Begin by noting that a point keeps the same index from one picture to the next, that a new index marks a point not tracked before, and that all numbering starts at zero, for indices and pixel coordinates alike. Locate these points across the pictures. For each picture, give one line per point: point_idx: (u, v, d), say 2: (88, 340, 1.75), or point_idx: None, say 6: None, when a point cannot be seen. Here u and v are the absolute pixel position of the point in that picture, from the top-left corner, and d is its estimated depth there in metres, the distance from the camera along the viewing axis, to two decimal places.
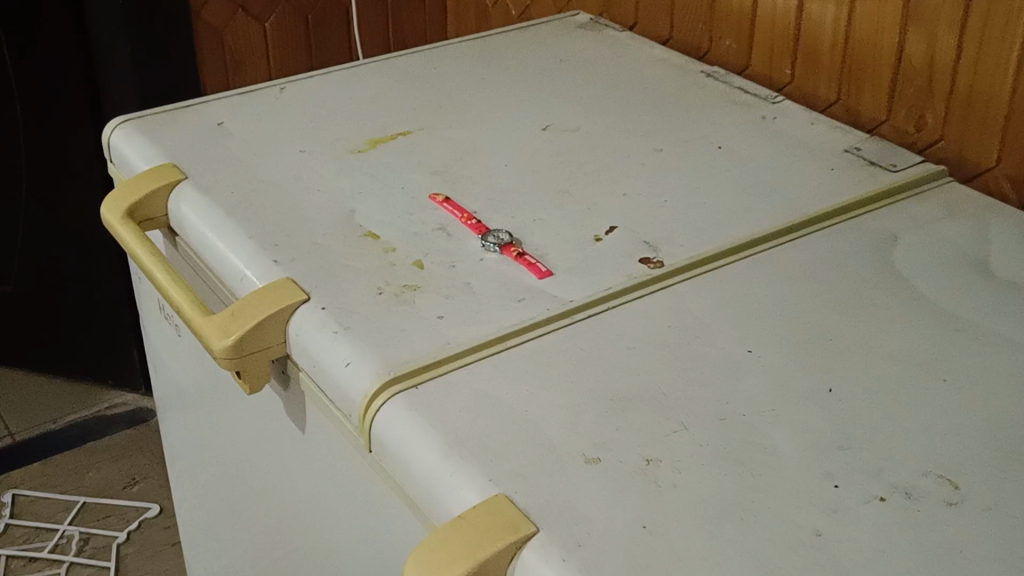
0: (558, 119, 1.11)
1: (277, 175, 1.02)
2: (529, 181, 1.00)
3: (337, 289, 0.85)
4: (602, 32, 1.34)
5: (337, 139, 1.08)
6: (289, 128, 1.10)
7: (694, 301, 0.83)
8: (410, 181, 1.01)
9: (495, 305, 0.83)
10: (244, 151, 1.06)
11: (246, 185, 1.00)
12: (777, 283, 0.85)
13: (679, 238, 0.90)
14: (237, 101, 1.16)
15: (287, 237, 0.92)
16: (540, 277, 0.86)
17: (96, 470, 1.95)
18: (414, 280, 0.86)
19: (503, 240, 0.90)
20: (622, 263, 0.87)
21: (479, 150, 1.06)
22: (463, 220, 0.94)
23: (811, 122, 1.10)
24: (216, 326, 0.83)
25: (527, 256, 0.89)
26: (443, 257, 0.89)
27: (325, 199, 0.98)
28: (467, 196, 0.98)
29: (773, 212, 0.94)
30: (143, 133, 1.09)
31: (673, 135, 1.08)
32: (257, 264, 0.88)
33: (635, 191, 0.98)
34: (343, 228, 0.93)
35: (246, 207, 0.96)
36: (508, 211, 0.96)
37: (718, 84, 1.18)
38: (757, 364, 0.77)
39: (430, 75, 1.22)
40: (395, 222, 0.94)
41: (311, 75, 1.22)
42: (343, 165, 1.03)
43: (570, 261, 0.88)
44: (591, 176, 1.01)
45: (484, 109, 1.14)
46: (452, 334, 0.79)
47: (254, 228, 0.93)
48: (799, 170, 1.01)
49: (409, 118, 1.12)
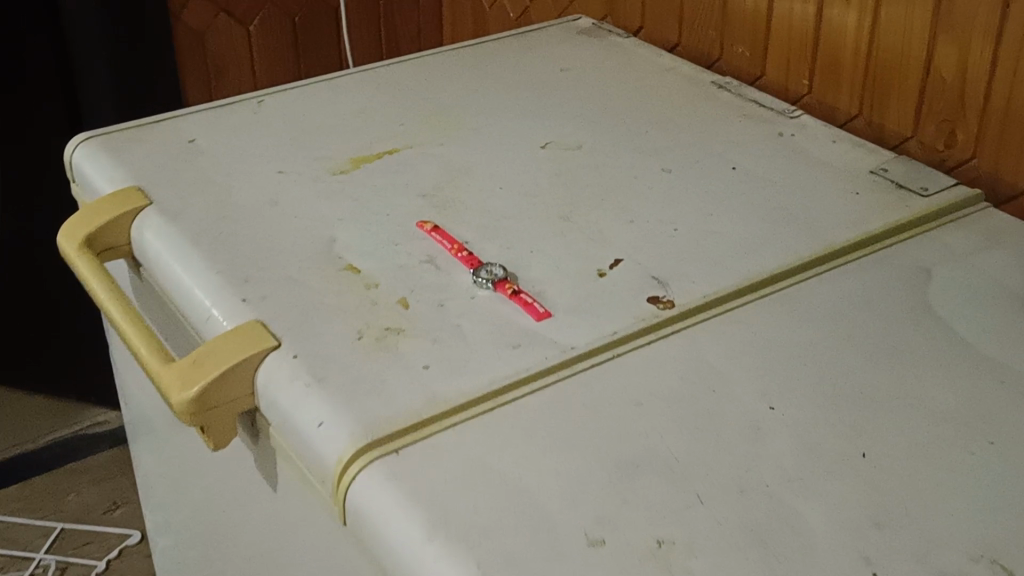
0: (558, 136, 1.02)
1: (250, 199, 0.93)
2: (526, 206, 0.92)
3: (312, 333, 0.76)
4: (606, 38, 1.26)
5: (318, 159, 0.99)
6: (266, 146, 1.01)
7: (710, 349, 0.75)
8: (396, 205, 0.92)
9: (487, 352, 0.74)
10: (216, 171, 0.97)
11: (217, 211, 0.91)
12: (801, 326, 0.77)
13: (691, 274, 0.82)
14: (211, 116, 1.07)
15: (258, 272, 0.83)
16: (537, 318, 0.77)
17: (76, 493, 1.90)
18: (397, 322, 0.78)
19: (497, 275, 0.82)
20: (629, 303, 0.79)
21: (472, 170, 0.97)
22: (453, 251, 0.85)
23: (833, 140, 1.01)
24: (175, 377, 0.75)
25: (523, 294, 0.80)
26: (430, 294, 0.81)
27: (302, 226, 0.89)
28: (457, 223, 0.89)
29: (794, 243, 0.86)
30: (108, 152, 1.00)
31: (683, 154, 0.99)
32: (225, 302, 0.80)
33: (643, 217, 0.90)
34: (321, 261, 0.85)
35: (215, 237, 0.87)
36: (502, 241, 0.87)
37: (731, 97, 1.10)
38: (781, 424, 0.69)
39: (420, 87, 1.13)
40: (379, 253, 0.86)
41: (292, 87, 1.13)
42: (323, 187, 0.95)
43: (571, 301, 0.79)
44: (594, 200, 0.92)
45: (478, 124, 1.05)
46: (439, 387, 0.71)
47: (223, 261, 0.84)
48: (822, 194, 0.93)
49: (396, 134, 1.03)
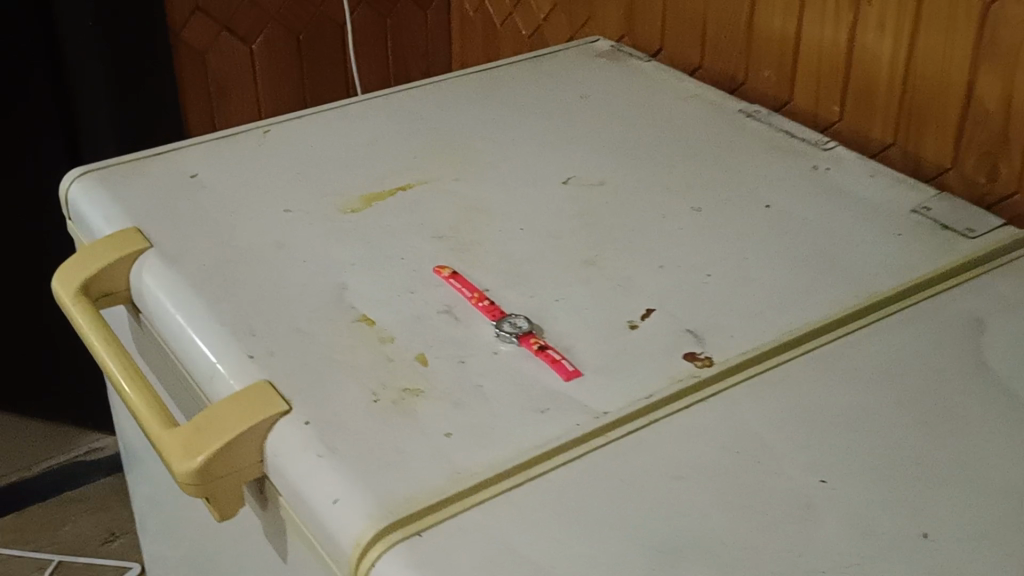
0: (579, 170, 0.97)
1: (256, 239, 0.88)
2: (549, 249, 0.86)
3: (324, 395, 0.71)
4: (625, 61, 1.20)
5: (328, 195, 0.94)
6: (273, 182, 0.96)
7: (752, 413, 0.70)
8: (411, 247, 0.87)
9: (513, 418, 0.69)
10: (219, 209, 0.92)
11: (221, 254, 0.86)
12: (848, 387, 0.72)
13: (728, 328, 0.77)
14: (215, 148, 1.02)
15: (266, 324, 0.78)
16: (566, 378, 0.72)
17: (73, 523, 1.85)
18: (415, 382, 0.72)
19: (522, 328, 0.77)
20: (663, 361, 0.74)
21: (490, 209, 0.92)
22: (473, 301, 0.80)
23: (870, 175, 0.96)
24: (177, 445, 0.70)
25: (550, 350, 0.75)
26: (449, 349, 0.76)
27: (312, 270, 0.84)
28: (476, 268, 0.84)
29: (836, 293, 0.80)
30: (105, 188, 0.95)
31: (712, 191, 0.94)
32: (230, 359, 0.75)
33: (673, 262, 0.85)
34: (332, 310, 0.79)
35: (219, 284, 0.82)
36: (525, 289, 0.82)
37: (760, 127, 1.05)
38: (833, 501, 0.63)
39: (433, 116, 1.08)
40: (393, 302, 0.80)
41: (299, 115, 1.08)
42: (333, 227, 0.89)
43: (601, 358, 0.74)
44: (621, 242, 0.87)
45: (495, 157, 1.00)
46: (463, 459, 0.66)
47: (228, 311, 0.79)
48: (862, 236, 0.87)
49: (409, 168, 0.98)
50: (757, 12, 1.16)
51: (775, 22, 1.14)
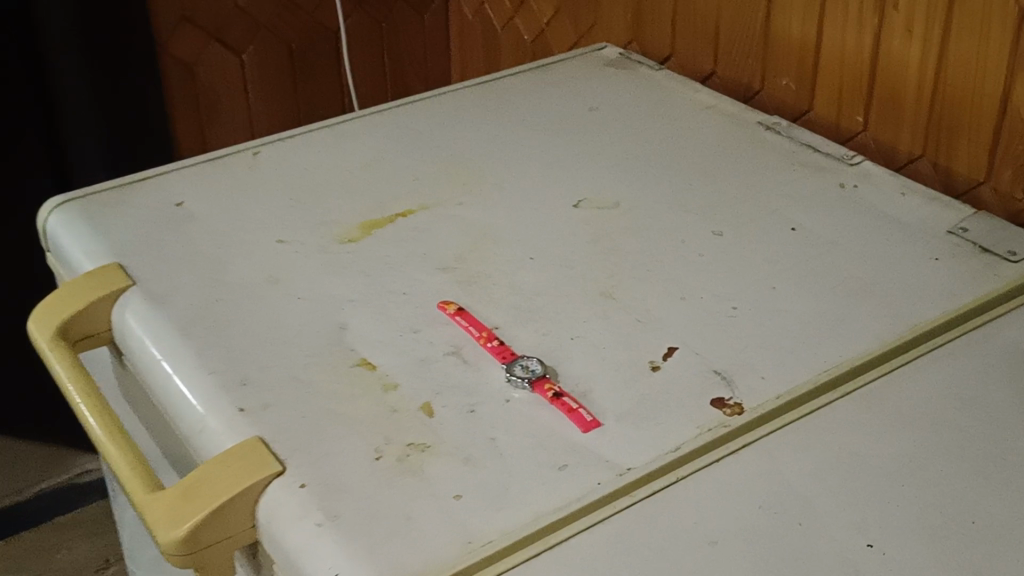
0: (591, 191, 0.91)
1: (247, 275, 0.82)
2: (562, 280, 0.80)
3: (322, 454, 0.65)
4: (635, 69, 1.14)
5: (323, 223, 0.88)
6: (264, 209, 0.90)
7: (789, 466, 0.64)
8: (414, 280, 0.81)
9: (529, 476, 0.63)
10: (208, 242, 0.86)
11: (210, 293, 0.80)
12: (893, 433, 0.66)
13: (759, 368, 0.71)
14: (202, 172, 0.96)
15: (258, 372, 0.72)
16: (586, 429, 0.66)
17: (66, 551, 1.80)
18: (421, 435, 0.66)
19: (535, 372, 0.71)
20: (690, 408, 0.68)
21: (497, 236, 0.86)
22: (481, 341, 0.74)
23: (902, 192, 0.90)
24: (161, 512, 0.64)
25: (565, 397, 0.69)
26: (457, 397, 0.70)
27: (308, 308, 0.78)
28: (484, 303, 0.78)
29: (874, 326, 0.75)
30: (86, 219, 0.89)
31: (734, 212, 0.88)
32: (220, 413, 0.69)
33: (695, 292, 0.79)
34: (330, 354, 0.73)
35: (208, 327, 0.76)
36: (537, 325, 0.76)
37: (781, 141, 0.99)
38: (885, 567, 0.57)
39: (434, 133, 1.02)
40: (395, 343, 0.74)
41: (292, 134, 1.02)
42: (330, 258, 0.83)
43: (623, 405, 0.68)
44: (639, 271, 0.81)
45: (501, 178, 0.94)
46: (475, 526, 0.60)
47: (217, 359, 0.73)
48: (897, 261, 0.82)
49: (410, 192, 0.92)
50: (774, 16, 1.10)
51: (793, 26, 1.08)
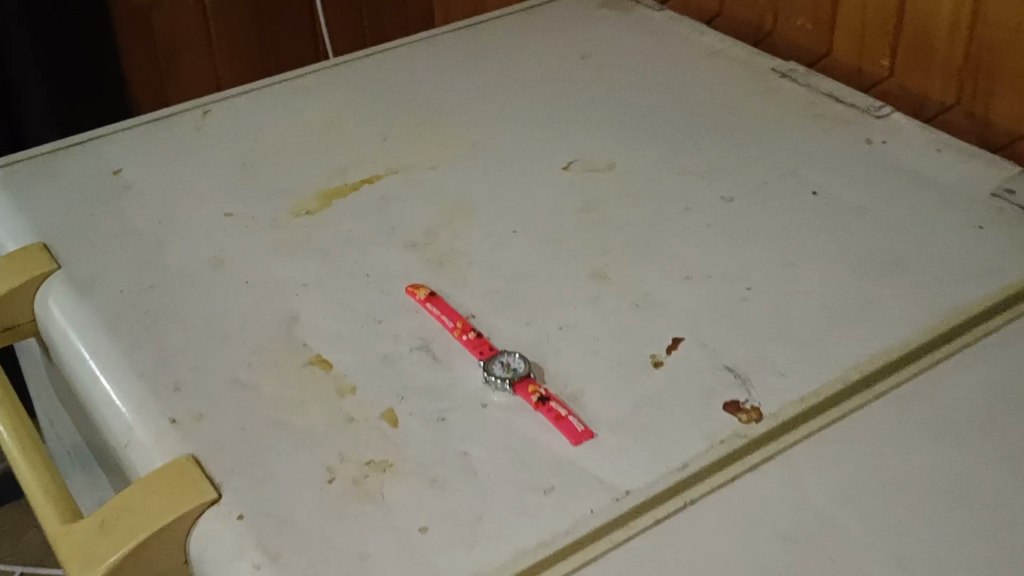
0: (582, 151, 0.81)
1: (189, 257, 0.71)
2: (549, 258, 0.70)
3: (264, 476, 0.55)
4: (632, 10, 1.03)
5: (279, 194, 0.77)
6: (212, 178, 0.79)
7: (816, 485, 0.54)
8: (379, 262, 0.71)
9: (508, 502, 0.53)
10: (146, 218, 0.75)
11: (144, 280, 0.69)
12: (938, 441, 0.56)
13: (778, 363, 0.61)
14: (144, 134, 0.85)
15: (194, 373, 0.62)
16: (575, 441, 0.56)
17: (36, 532, 1.70)
18: (381, 451, 0.57)
19: (518, 371, 0.61)
20: (698, 414, 0.58)
21: (475, 207, 0.75)
22: (455, 333, 0.64)
23: (936, 148, 0.79)
24: (74, 547, 0.54)
25: (552, 402, 0.59)
26: (426, 402, 0.60)
27: (256, 298, 0.68)
28: (458, 287, 0.68)
29: (910, 310, 0.64)
30: (9, 190, 0.78)
31: (745, 175, 0.77)
32: (146, 424, 0.59)
33: (702, 272, 0.68)
34: (280, 351, 0.63)
35: (139, 321, 0.66)
36: (520, 313, 0.66)
37: (797, 90, 0.88)
38: None
39: (407, 87, 0.91)
40: (355, 337, 0.64)
41: (248, 91, 0.91)
42: (284, 236, 0.73)
43: (618, 411, 0.58)
44: (637, 246, 0.71)
45: (481, 137, 0.83)
46: (443, 569, 0.50)
47: (148, 359, 0.63)
48: (933, 229, 0.71)
49: (378, 155, 0.81)
50: None
51: None
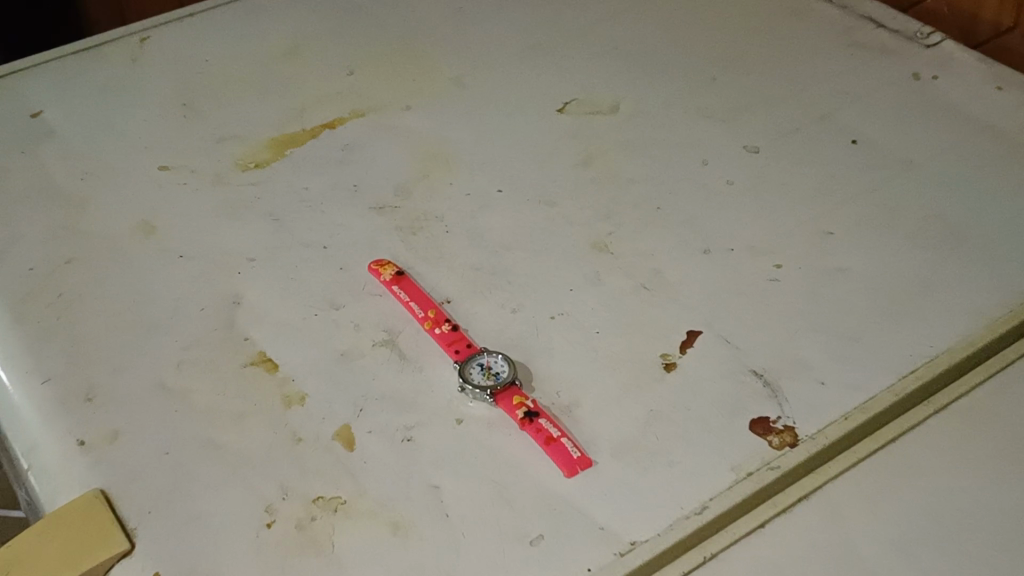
0: (581, 88, 0.69)
1: (114, 222, 0.60)
2: (540, 224, 0.59)
3: (189, 519, 0.45)
4: None
5: (224, 142, 0.66)
6: (147, 122, 0.68)
7: (866, 532, 0.44)
8: (339, 228, 0.59)
9: (487, 556, 0.43)
10: (66, 173, 0.64)
11: (59, 252, 0.58)
12: (1011, 471, 0.46)
13: (815, 367, 0.50)
14: (72, 67, 0.73)
15: (112, 377, 0.51)
16: (569, 471, 0.46)
17: None
18: (334, 484, 0.46)
19: (501, 378, 0.50)
20: (719, 436, 0.47)
21: (454, 159, 0.64)
22: (426, 324, 0.53)
23: (997, 85, 0.67)
24: None
25: (542, 419, 0.48)
26: (389, 416, 0.49)
27: (190, 276, 0.57)
28: (431, 262, 0.57)
29: (973, 296, 0.53)
30: None
31: (773, 118, 0.66)
32: (52, 446, 0.49)
33: (723, 243, 0.57)
34: (215, 345, 0.53)
35: (50, 306, 0.55)
36: (505, 296, 0.55)
37: (831, 12, 0.75)
38: None
39: (379, 7, 0.78)
40: (306, 329, 0.54)
41: (193, 12, 0.78)
42: (227, 197, 0.62)
43: (622, 430, 0.48)
44: (644, 209, 0.60)
45: (462, 70, 0.71)
46: None
47: (58, 357, 0.52)
48: (997, 189, 0.60)
49: (341, 93, 0.69)
50: None
51: None
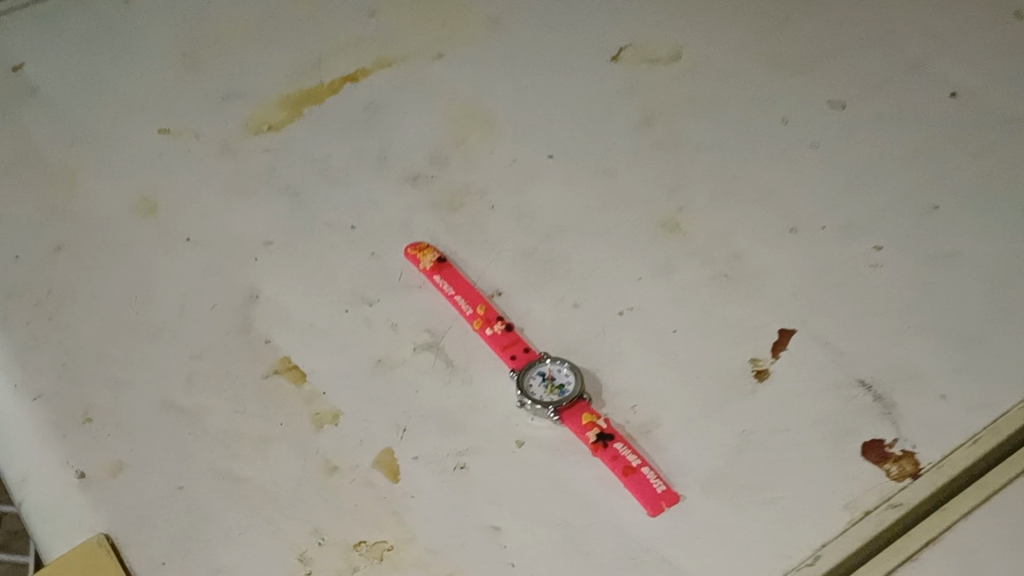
0: (635, 32, 0.60)
1: (110, 202, 0.53)
2: (598, 198, 0.51)
3: (208, 572, 0.39)
4: None
5: (231, 100, 0.58)
6: (144, 76, 0.60)
7: None
8: (368, 207, 0.52)
9: None
10: (52, 141, 0.56)
11: (48, 239, 0.51)
12: None
13: (931, 375, 0.43)
14: (58, 11, 0.65)
15: (113, 395, 0.44)
16: (653, 510, 0.39)
17: None
18: (377, 526, 0.40)
19: (567, 392, 0.43)
20: (826, 463, 0.40)
21: (495, 120, 0.56)
22: (475, 324, 0.46)
23: None
24: None
25: (618, 443, 0.41)
26: (437, 439, 0.42)
27: (199, 266, 0.49)
28: (476, 247, 0.49)
29: None
30: None
31: (857, 66, 0.57)
32: (45, 479, 0.42)
33: (811, 220, 0.50)
34: (231, 353, 0.46)
35: (40, 305, 0.48)
36: (563, 288, 0.48)
37: None
38: None
39: None
40: (336, 331, 0.46)
41: None
42: (238, 168, 0.54)
43: (709, 457, 0.41)
44: (717, 179, 0.52)
45: (500, 11, 0.62)
46: None
47: (49, 368, 0.45)
48: None
49: (362, 39, 0.61)
50: None
51: None
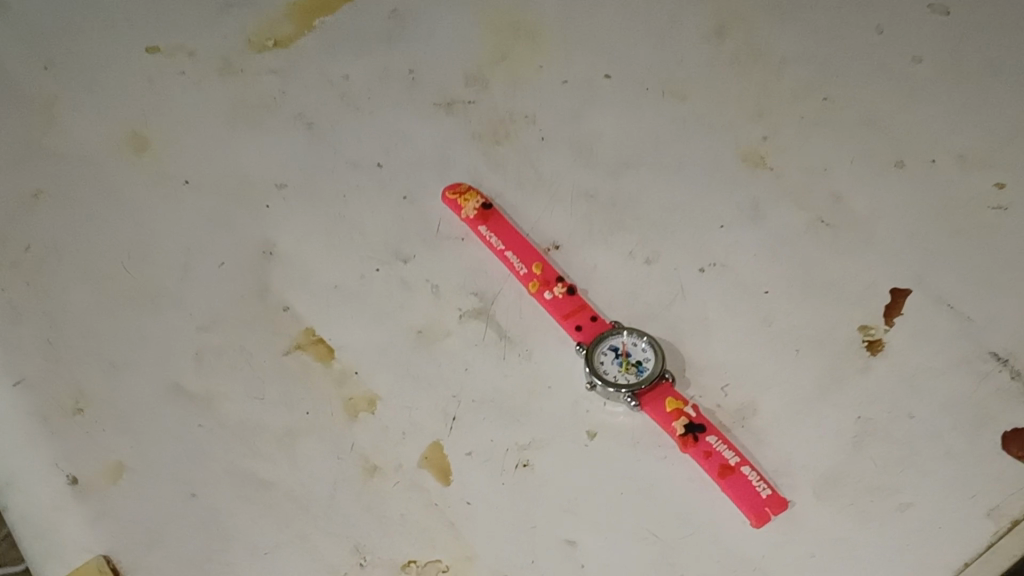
0: None
1: (95, 136, 0.45)
2: (667, 127, 0.44)
3: None
4: None
5: (230, 9, 0.49)
6: None
7: None
8: (396, 139, 0.44)
9: None
10: (23, 62, 0.48)
11: (24, 183, 0.43)
12: None
13: None
14: None
15: (109, 379, 0.37)
16: (757, 520, 0.33)
17: None
18: (430, 543, 0.34)
19: (646, 371, 0.36)
20: (961, 460, 0.34)
21: (540, 30, 0.48)
22: (530, 286, 0.39)
23: None
24: None
25: (710, 436, 0.34)
26: (493, 430, 0.36)
27: (202, 216, 0.42)
28: (526, 188, 0.42)
29: None
30: None
31: None
32: (32, 486, 0.35)
33: (920, 152, 0.42)
34: (245, 324, 0.39)
35: (17, 267, 0.41)
36: (632, 239, 0.40)
37: None
38: None
39: None
40: (367, 294, 0.39)
41: None
42: (242, 93, 0.46)
43: (821, 451, 0.34)
44: (806, 102, 0.44)
45: None
46: None
47: (32, 346, 0.38)
48: None
49: None
50: None
51: None
